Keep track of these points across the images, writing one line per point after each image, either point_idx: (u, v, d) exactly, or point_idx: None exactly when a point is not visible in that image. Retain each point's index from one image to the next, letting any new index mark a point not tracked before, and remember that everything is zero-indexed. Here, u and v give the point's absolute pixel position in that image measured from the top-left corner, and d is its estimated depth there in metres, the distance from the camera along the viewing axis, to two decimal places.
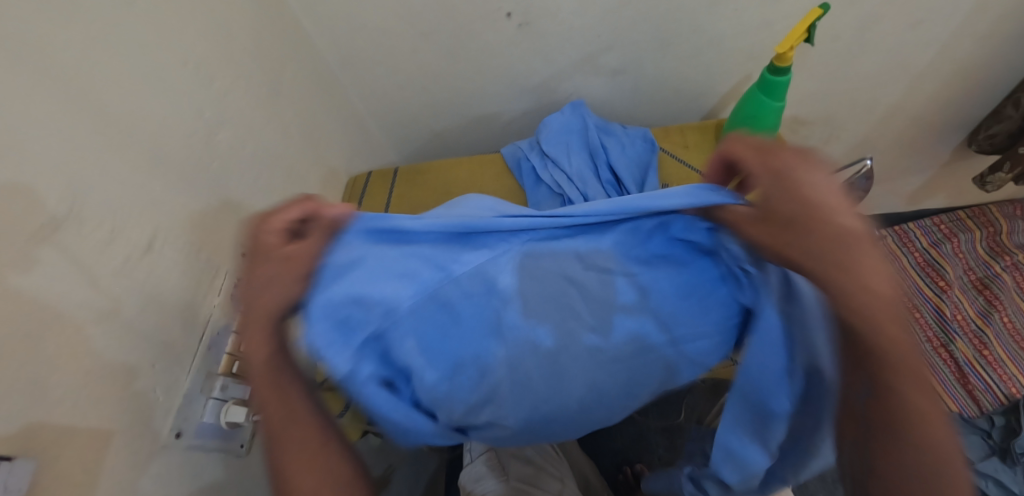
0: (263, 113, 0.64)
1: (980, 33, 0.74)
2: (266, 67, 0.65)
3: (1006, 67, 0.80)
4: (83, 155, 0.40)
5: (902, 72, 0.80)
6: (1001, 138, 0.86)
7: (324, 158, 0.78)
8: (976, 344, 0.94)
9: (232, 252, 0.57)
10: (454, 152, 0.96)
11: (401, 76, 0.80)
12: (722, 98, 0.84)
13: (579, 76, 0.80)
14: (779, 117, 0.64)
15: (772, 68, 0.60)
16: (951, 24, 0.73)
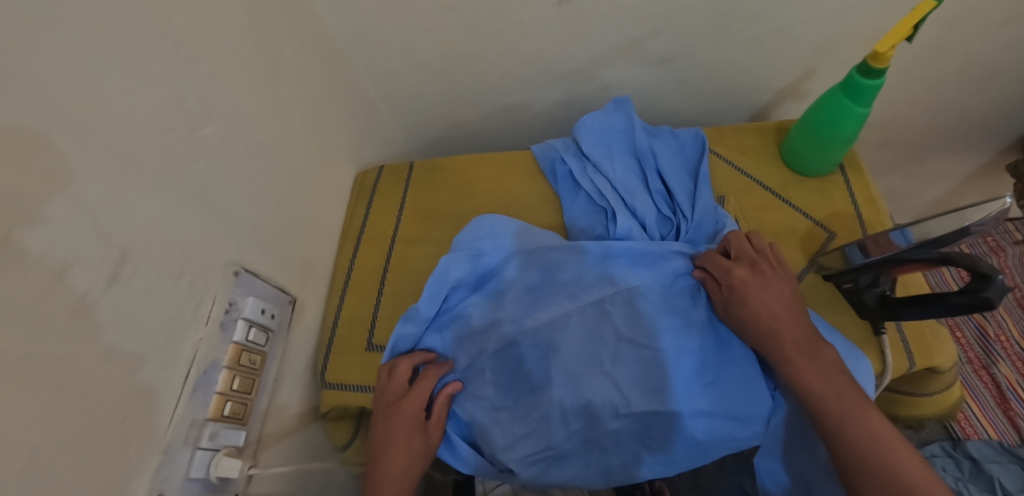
0: (257, 101, 0.54)
1: None
2: (262, 44, 0.54)
3: None
4: (27, 170, 0.31)
5: (983, 75, 0.71)
6: None
7: (329, 150, 0.69)
8: (1020, 367, 0.89)
9: (225, 269, 0.49)
10: (471, 142, 0.86)
11: (417, 57, 0.69)
12: (777, 94, 0.75)
13: (621, 64, 0.70)
14: (861, 125, 0.54)
15: (863, 69, 0.51)
16: None
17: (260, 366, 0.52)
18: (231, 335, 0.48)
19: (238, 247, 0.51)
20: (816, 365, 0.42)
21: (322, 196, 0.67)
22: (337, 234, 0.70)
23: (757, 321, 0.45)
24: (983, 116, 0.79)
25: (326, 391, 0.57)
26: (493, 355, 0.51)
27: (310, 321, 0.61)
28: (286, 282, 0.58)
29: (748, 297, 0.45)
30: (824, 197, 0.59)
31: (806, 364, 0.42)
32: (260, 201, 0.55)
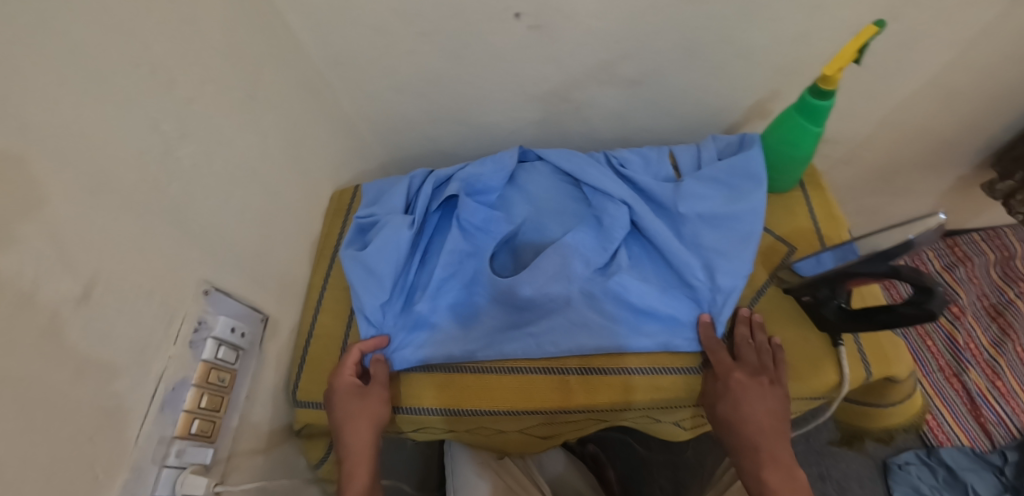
0: (235, 124, 0.56)
1: None
2: (237, 70, 0.56)
3: None
4: None
5: (940, 97, 0.74)
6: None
7: (305, 170, 0.70)
8: (990, 374, 0.91)
9: (196, 288, 0.49)
10: (448, 159, 0.89)
11: (395, 78, 0.71)
12: (744, 112, 0.77)
13: (593, 85, 0.72)
14: (816, 144, 0.58)
15: (815, 90, 0.54)
16: (1006, 47, 0.65)
17: (230, 385, 0.52)
18: (201, 354, 0.49)
19: (213, 267, 0.52)
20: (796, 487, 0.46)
21: (299, 216, 0.68)
22: (315, 254, 0.72)
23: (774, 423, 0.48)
24: (944, 133, 0.81)
25: (299, 408, 0.59)
26: (448, 347, 0.56)
27: (284, 339, 0.62)
28: (260, 301, 0.58)
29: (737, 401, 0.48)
30: (788, 213, 0.62)
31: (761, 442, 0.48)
32: (235, 222, 0.56)
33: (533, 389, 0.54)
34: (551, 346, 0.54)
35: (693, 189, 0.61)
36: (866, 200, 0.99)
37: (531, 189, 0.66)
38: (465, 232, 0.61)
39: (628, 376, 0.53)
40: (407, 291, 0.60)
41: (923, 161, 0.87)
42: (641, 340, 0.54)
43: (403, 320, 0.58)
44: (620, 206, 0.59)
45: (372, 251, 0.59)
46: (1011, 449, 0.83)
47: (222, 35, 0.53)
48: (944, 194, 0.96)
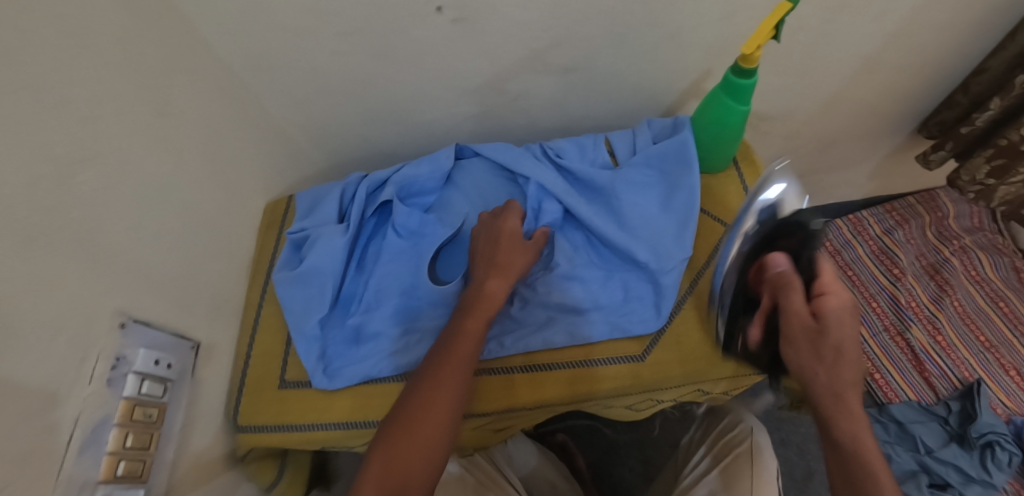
0: (143, 142, 0.52)
1: (953, 25, 0.69)
2: (143, 85, 0.52)
3: (972, 59, 0.76)
4: None
5: (867, 68, 0.76)
6: (950, 124, 0.84)
7: (230, 183, 0.67)
8: (931, 329, 0.94)
9: (110, 321, 0.46)
10: (389, 159, 0.87)
11: (322, 81, 0.69)
12: (680, 93, 0.78)
13: (527, 76, 0.71)
14: (744, 122, 0.58)
15: (737, 69, 0.54)
16: (925, 18, 0.67)
17: (159, 419, 0.49)
18: (121, 391, 0.46)
19: (129, 297, 0.48)
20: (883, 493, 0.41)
21: (227, 232, 0.65)
22: (249, 269, 0.69)
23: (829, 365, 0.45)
24: (874, 102, 0.84)
25: (240, 433, 0.57)
26: (392, 359, 0.55)
27: (220, 363, 0.59)
28: (188, 327, 0.55)
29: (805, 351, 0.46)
30: (723, 192, 0.63)
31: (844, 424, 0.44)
32: (153, 248, 0.52)
33: (479, 389, 0.54)
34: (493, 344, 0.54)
35: (631, 176, 0.61)
36: (808, 172, 1.01)
37: (466, 187, 0.65)
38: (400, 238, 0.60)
39: (573, 369, 0.53)
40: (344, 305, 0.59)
41: (856, 130, 0.89)
42: (590, 328, 0.54)
43: (341, 331, 0.57)
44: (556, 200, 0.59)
45: (308, 266, 0.58)
46: (954, 400, 0.87)
47: (121, 47, 0.49)
48: (882, 161, 1.00)
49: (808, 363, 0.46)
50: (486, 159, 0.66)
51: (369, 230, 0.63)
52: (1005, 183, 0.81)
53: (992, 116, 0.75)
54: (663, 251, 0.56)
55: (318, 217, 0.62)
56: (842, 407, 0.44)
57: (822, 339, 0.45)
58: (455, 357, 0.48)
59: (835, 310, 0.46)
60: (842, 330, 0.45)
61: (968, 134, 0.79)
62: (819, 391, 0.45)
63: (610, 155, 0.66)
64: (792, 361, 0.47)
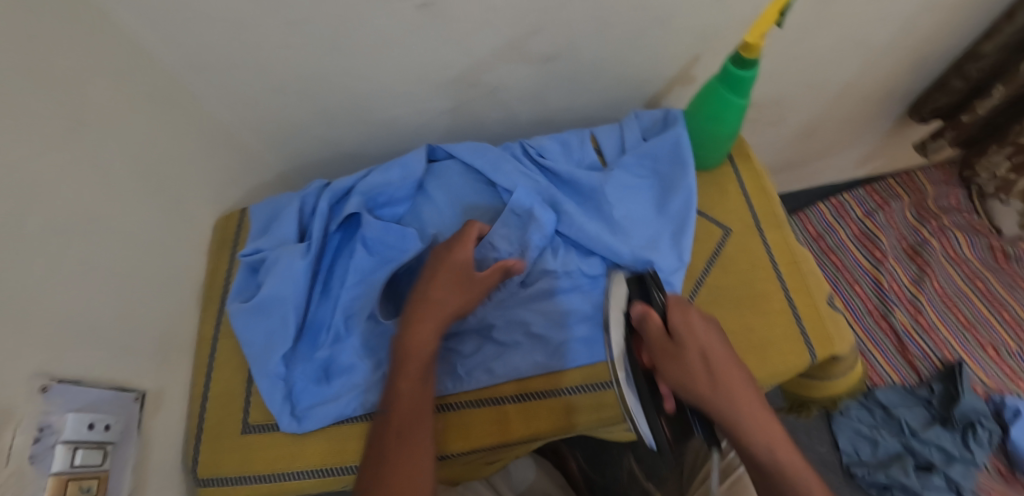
0: (56, 167, 0.43)
1: (951, 5, 0.66)
2: (55, 97, 0.43)
3: (964, 39, 0.74)
4: None
5: (859, 51, 0.72)
6: (946, 108, 0.84)
7: (172, 202, 0.59)
8: (912, 311, 0.96)
9: (29, 386, 0.38)
10: (354, 162, 0.79)
11: (272, 80, 0.60)
12: (667, 82, 0.73)
13: (502, 67, 0.64)
14: (743, 116, 0.54)
15: (736, 60, 0.49)
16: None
17: (99, 491, 0.42)
18: (49, 467, 0.38)
19: (54, 355, 0.41)
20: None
21: (170, 259, 0.58)
22: (200, 297, 0.62)
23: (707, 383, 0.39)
24: (862, 86, 0.81)
25: (201, 487, 0.51)
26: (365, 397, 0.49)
27: (171, 409, 0.53)
28: (130, 376, 0.48)
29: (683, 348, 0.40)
30: (719, 191, 0.59)
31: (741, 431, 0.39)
32: (78, 290, 0.44)
33: (467, 424, 0.49)
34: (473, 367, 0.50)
35: (622, 177, 0.56)
36: (793, 158, 0.99)
37: (440, 196, 0.58)
38: (369, 258, 0.53)
39: (571, 396, 0.49)
40: (310, 337, 0.53)
41: (842, 114, 0.87)
42: (584, 352, 0.49)
43: (308, 365, 0.50)
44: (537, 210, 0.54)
45: (266, 295, 0.51)
46: (936, 382, 0.88)
47: (24, 52, 0.40)
48: (865, 143, 0.98)
49: (695, 385, 0.39)
50: (461, 161, 0.60)
51: (334, 248, 0.56)
52: (1021, 179, 0.87)
53: (995, 103, 0.75)
54: (662, 260, 0.52)
55: (274, 236, 0.55)
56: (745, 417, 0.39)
57: (679, 357, 0.39)
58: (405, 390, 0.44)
59: (682, 315, 0.41)
60: (693, 347, 0.40)
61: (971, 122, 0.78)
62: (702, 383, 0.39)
63: (597, 153, 0.60)
64: (668, 379, 0.39)
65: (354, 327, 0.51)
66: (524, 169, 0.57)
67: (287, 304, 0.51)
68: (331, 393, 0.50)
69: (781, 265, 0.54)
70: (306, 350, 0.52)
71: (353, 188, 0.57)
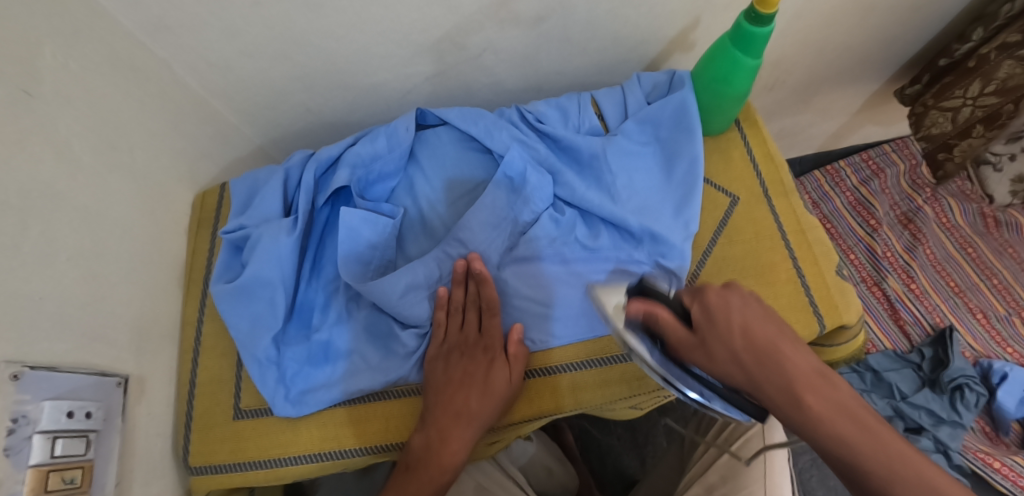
0: (10, 137, 0.39)
1: None
2: (3, 58, 0.39)
3: None
4: None
5: (863, 10, 0.70)
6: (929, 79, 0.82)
7: (143, 175, 0.54)
8: (905, 279, 0.97)
9: None
10: (340, 132, 0.75)
11: (245, 41, 0.55)
12: (666, 44, 0.70)
13: (493, 26, 0.60)
14: (752, 78, 0.51)
15: (752, 16, 0.46)
16: None
17: (86, 482, 0.40)
18: (28, 459, 0.36)
19: (21, 340, 0.38)
20: (936, 489, 0.27)
21: (145, 237, 0.54)
22: (181, 276, 0.58)
23: (758, 369, 0.32)
24: (860, 49, 0.79)
25: (194, 476, 0.49)
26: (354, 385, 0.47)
27: (155, 397, 0.50)
28: (110, 362, 0.45)
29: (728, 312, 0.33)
30: (724, 156, 0.58)
31: (783, 375, 0.31)
32: (43, 272, 0.41)
33: None
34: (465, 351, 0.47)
35: (624, 144, 0.54)
36: (789, 125, 0.97)
37: (427, 168, 0.54)
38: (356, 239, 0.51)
39: (571, 373, 0.47)
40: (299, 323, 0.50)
41: (843, 77, 0.85)
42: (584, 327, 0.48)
43: (302, 348, 0.48)
44: (535, 180, 0.50)
45: (250, 275, 0.48)
46: (926, 346, 0.90)
47: None
48: (860, 109, 0.97)
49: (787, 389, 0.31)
50: (454, 128, 0.56)
51: (321, 228, 0.53)
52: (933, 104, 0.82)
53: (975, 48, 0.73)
54: (668, 228, 0.50)
55: (255, 212, 0.51)
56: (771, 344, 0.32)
57: (707, 349, 0.33)
58: (447, 453, 0.43)
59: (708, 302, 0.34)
60: (732, 323, 0.33)
61: (945, 66, 0.78)
62: (774, 403, 0.32)
63: (598, 119, 0.57)
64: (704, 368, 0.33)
65: (341, 309, 0.49)
66: (520, 135, 0.54)
67: (269, 286, 0.48)
68: (323, 381, 0.48)
69: (787, 233, 0.53)
70: (297, 333, 0.50)
71: (338, 158, 0.54)
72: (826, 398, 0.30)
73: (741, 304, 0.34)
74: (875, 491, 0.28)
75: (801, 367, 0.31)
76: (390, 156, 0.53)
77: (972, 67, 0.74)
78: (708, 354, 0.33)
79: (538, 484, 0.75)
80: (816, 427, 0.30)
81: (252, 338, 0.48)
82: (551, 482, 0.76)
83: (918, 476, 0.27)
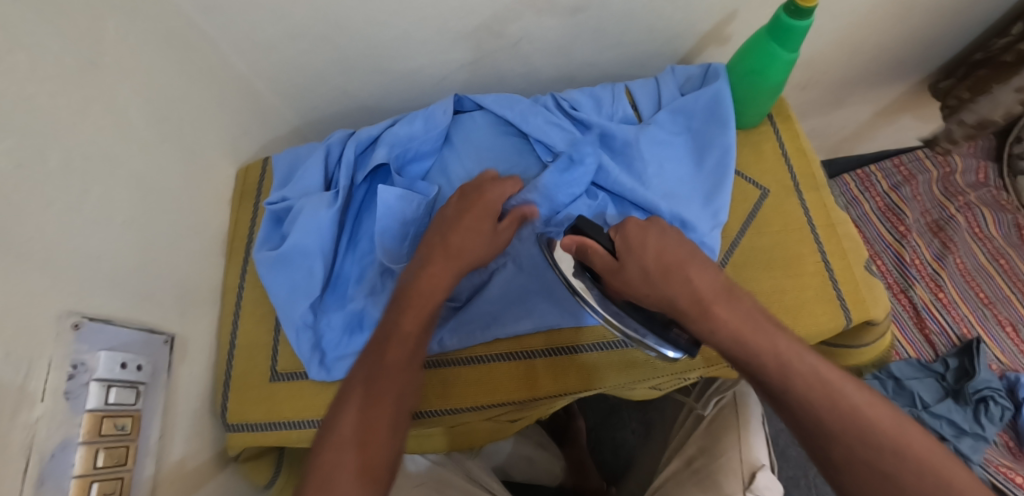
0: (76, 102, 0.42)
1: None
2: (71, 28, 0.41)
3: None
4: None
5: (904, 10, 0.69)
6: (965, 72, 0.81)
7: (190, 145, 0.57)
8: (933, 287, 0.95)
9: (59, 323, 0.38)
10: (373, 117, 0.77)
11: (291, 23, 0.57)
12: (700, 39, 0.70)
13: (530, 16, 0.61)
14: (788, 72, 0.52)
15: (791, 9, 0.47)
16: None
17: (134, 430, 0.42)
18: (84, 404, 0.38)
19: (79, 293, 0.40)
20: (881, 431, 0.32)
21: (191, 205, 0.56)
22: (224, 247, 0.61)
23: (668, 286, 0.38)
24: (897, 51, 0.78)
25: (230, 433, 0.51)
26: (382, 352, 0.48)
27: (197, 357, 0.52)
28: (157, 319, 0.48)
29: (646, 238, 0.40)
30: (755, 150, 0.58)
31: (722, 320, 0.36)
32: (101, 231, 0.43)
33: (494, 380, 0.48)
34: (495, 328, 0.49)
35: (657, 133, 0.54)
36: (820, 127, 0.96)
37: (462, 151, 0.56)
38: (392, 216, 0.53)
39: (595, 353, 0.48)
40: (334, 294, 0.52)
41: (877, 79, 0.84)
42: None
43: (336, 317, 0.50)
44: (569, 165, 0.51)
45: (291, 244, 0.50)
46: (951, 357, 0.88)
47: None
48: (893, 113, 0.95)
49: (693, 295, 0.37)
50: (489, 113, 0.57)
51: (359, 205, 0.55)
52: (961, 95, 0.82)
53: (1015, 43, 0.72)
54: (698, 217, 0.50)
55: (297, 186, 0.53)
56: (778, 368, 0.34)
57: (620, 271, 0.39)
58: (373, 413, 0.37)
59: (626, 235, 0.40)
60: (649, 246, 0.39)
61: (983, 60, 0.77)
62: (690, 319, 0.37)
63: (632, 109, 0.58)
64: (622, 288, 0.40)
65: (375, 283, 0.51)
66: (554, 122, 0.55)
67: (308, 257, 0.50)
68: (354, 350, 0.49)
69: (816, 227, 0.53)
70: (331, 303, 0.52)
71: (378, 137, 0.55)
72: (732, 310, 0.36)
73: (658, 233, 0.40)
74: (836, 441, 0.32)
75: (707, 284, 0.37)
76: (427, 138, 0.54)
77: (1007, 62, 0.73)
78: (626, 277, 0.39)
79: (519, 472, 0.81)
80: (779, 389, 0.34)
81: (291, 304, 0.50)
82: (533, 469, 0.82)
83: (866, 424, 0.32)
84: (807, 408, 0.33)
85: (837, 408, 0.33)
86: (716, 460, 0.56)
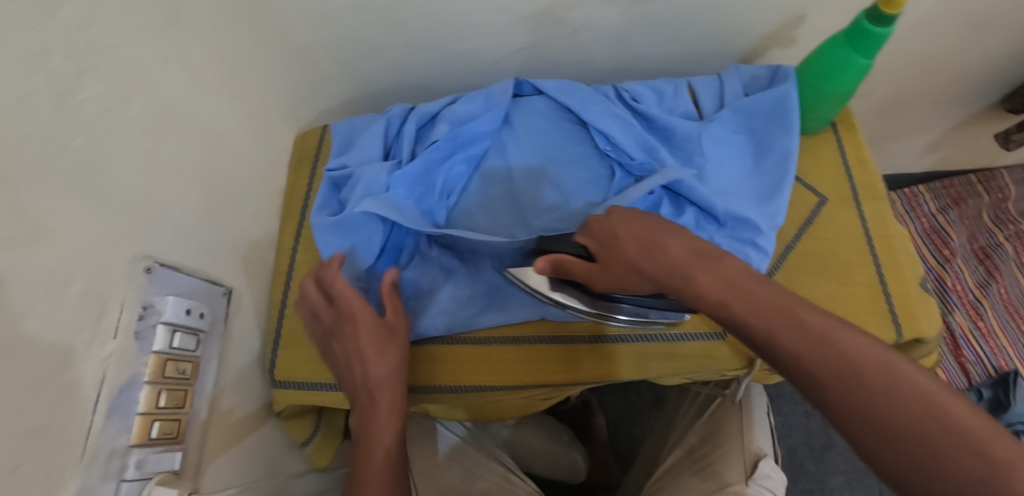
0: (160, 53, 0.43)
1: None
2: None
3: None
4: None
5: (980, 24, 0.67)
6: None
7: (254, 107, 0.58)
8: (973, 315, 0.93)
9: (133, 265, 0.39)
10: (426, 94, 0.77)
11: None
12: (764, 40, 0.69)
13: (595, 3, 0.61)
14: (860, 80, 0.50)
15: (872, 15, 0.46)
16: None
17: (193, 376, 0.44)
18: (151, 345, 0.40)
19: (152, 239, 0.42)
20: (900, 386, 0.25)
21: (252, 165, 0.58)
22: (279, 209, 0.62)
23: (653, 269, 0.35)
24: (964, 68, 0.76)
25: (278, 389, 0.53)
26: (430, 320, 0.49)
27: (250, 312, 0.54)
28: (218, 271, 0.49)
29: (623, 222, 0.39)
30: (816, 157, 0.57)
31: (700, 290, 0.33)
32: (174, 181, 0.45)
33: (537, 362, 0.49)
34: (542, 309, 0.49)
35: (718, 131, 0.54)
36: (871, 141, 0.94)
37: (519, 132, 0.56)
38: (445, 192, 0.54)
39: (640, 344, 0.48)
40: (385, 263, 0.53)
41: (938, 95, 0.81)
42: None
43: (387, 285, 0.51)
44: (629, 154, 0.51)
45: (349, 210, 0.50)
46: (986, 387, 0.86)
47: None
48: (949, 133, 0.92)
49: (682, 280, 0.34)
50: (549, 98, 0.58)
51: None
52: None
53: None
54: (756, 217, 0.49)
55: (356, 154, 0.54)
56: (798, 334, 0.28)
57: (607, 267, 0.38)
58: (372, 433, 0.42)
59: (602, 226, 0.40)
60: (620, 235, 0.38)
61: None
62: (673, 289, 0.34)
63: (693, 105, 0.57)
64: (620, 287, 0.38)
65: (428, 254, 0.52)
66: (615, 111, 0.55)
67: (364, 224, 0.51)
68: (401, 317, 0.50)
69: (872, 239, 0.52)
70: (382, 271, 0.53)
71: (436, 114, 0.56)
72: (717, 276, 0.33)
73: (625, 221, 0.38)
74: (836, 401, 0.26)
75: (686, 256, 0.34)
76: (487, 117, 0.55)
77: None
78: (613, 275, 0.38)
79: (537, 467, 0.78)
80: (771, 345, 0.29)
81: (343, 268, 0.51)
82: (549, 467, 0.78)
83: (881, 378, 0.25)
84: (800, 361, 0.28)
85: (861, 376, 0.26)
86: (720, 447, 0.61)
